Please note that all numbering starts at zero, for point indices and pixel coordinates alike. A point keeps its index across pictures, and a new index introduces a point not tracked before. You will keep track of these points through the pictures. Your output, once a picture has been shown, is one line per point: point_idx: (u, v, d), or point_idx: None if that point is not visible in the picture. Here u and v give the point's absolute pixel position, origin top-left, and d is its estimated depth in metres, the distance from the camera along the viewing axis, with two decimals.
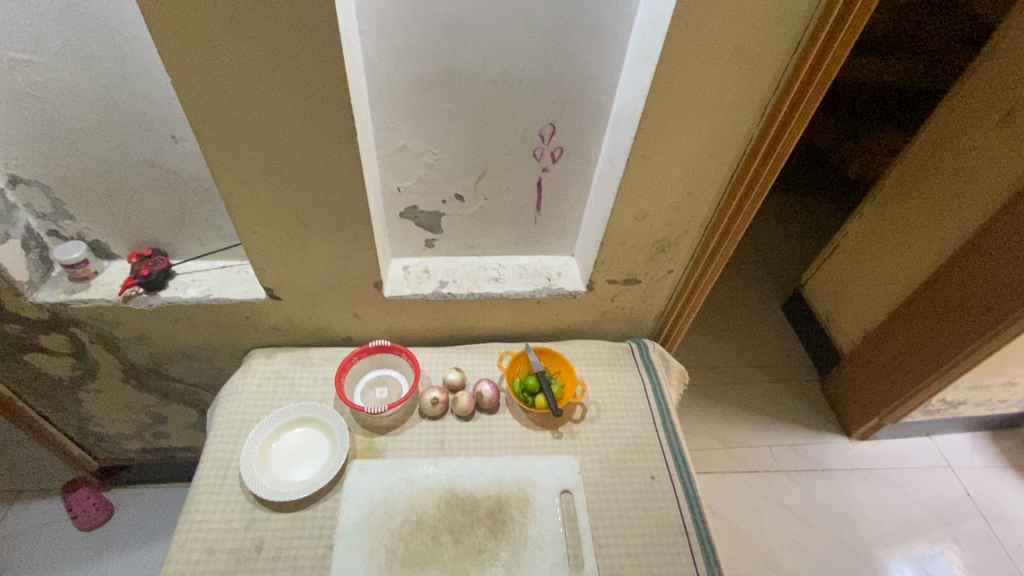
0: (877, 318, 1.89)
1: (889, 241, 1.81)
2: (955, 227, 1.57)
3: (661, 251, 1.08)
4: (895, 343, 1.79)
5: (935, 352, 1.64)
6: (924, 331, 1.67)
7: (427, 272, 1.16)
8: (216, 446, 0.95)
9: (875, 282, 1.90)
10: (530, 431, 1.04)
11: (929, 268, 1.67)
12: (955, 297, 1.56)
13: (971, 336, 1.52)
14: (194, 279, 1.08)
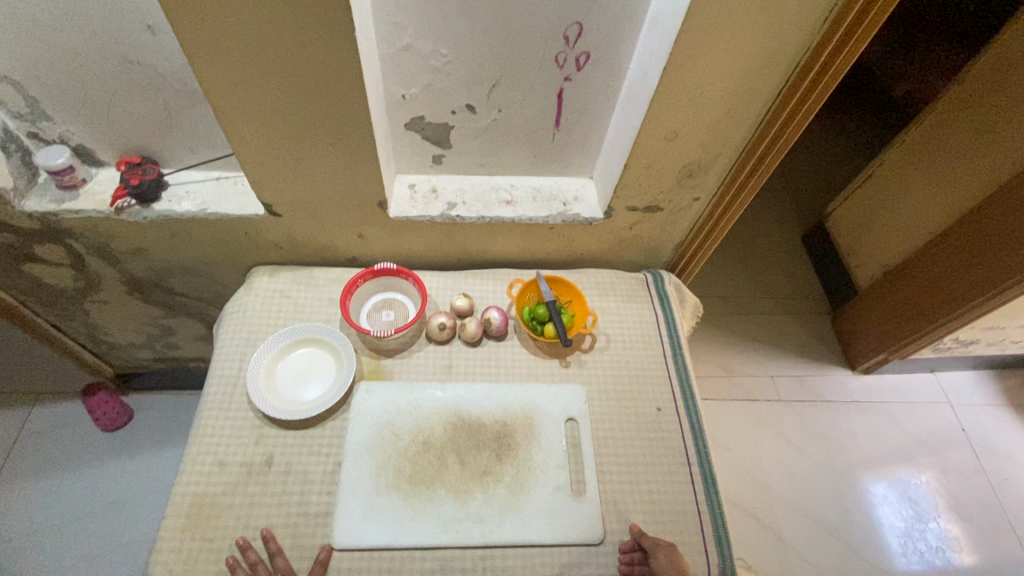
0: (899, 256, 1.83)
1: (925, 175, 1.70)
2: (1000, 162, 1.46)
3: (689, 176, 1.00)
4: (913, 283, 1.74)
5: (954, 294, 1.60)
6: (944, 272, 1.63)
7: (435, 191, 1.09)
8: (222, 364, 0.95)
9: (901, 218, 1.81)
10: (537, 360, 1.03)
11: (963, 205, 1.58)
12: (986, 238, 1.49)
13: (994, 278, 1.47)
14: (189, 191, 1.02)
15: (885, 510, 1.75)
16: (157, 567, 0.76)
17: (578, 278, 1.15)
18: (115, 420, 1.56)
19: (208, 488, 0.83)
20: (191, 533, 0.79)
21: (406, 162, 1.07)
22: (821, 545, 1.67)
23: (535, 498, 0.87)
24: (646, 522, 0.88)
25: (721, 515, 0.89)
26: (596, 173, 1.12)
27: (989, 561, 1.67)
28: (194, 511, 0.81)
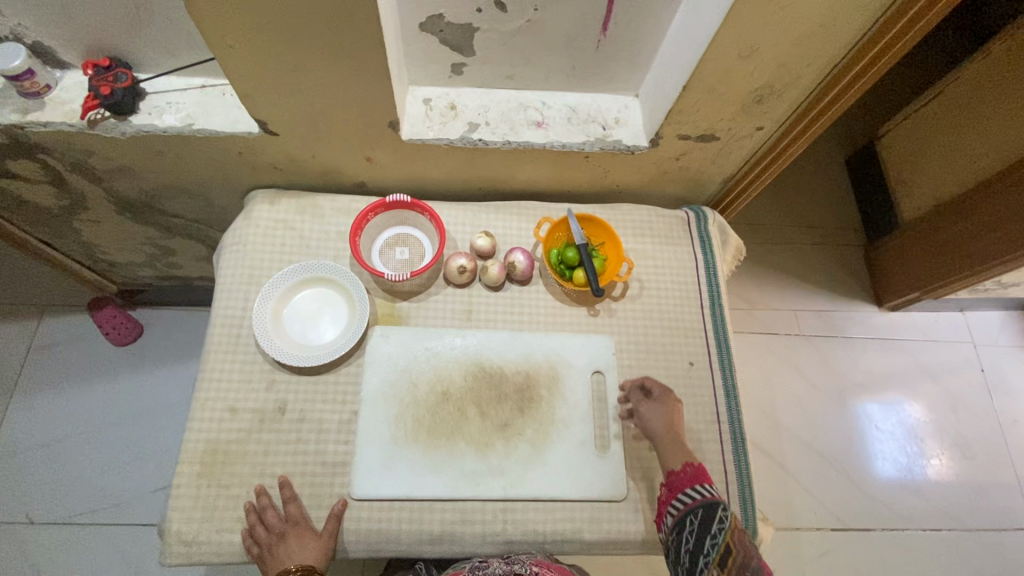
0: (950, 187, 1.63)
1: (999, 95, 1.44)
2: None
3: (757, 101, 0.84)
4: (964, 221, 1.57)
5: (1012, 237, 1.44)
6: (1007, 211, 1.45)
7: (453, 108, 0.93)
8: (225, 303, 0.88)
9: (958, 144, 1.58)
10: (564, 306, 0.95)
11: None
12: None
13: None
14: (170, 102, 0.88)
15: (878, 448, 1.76)
16: (176, 512, 0.76)
17: (612, 214, 1.03)
18: (127, 335, 1.54)
19: (221, 434, 0.80)
20: (208, 479, 0.78)
21: (420, 72, 0.90)
22: (821, 476, 1.70)
23: (559, 453, 0.84)
24: None
25: (747, 473, 0.87)
26: (644, 91, 0.95)
27: (982, 496, 1.71)
28: (209, 458, 0.79)
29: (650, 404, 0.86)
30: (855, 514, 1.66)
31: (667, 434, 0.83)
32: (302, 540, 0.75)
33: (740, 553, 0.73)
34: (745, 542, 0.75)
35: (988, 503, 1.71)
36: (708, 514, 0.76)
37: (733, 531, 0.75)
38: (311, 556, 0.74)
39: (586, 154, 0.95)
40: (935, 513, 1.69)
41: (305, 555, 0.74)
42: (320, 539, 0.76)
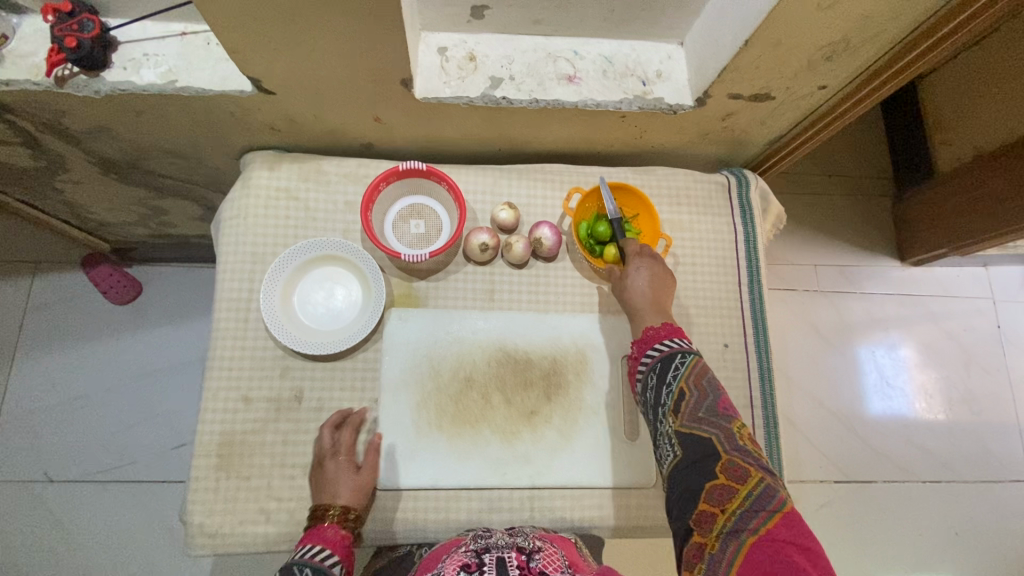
0: (974, 141, 1.48)
1: None
2: None
3: (827, 59, 0.73)
4: (982, 182, 1.45)
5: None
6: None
7: (472, 58, 0.82)
8: (229, 284, 0.81)
9: (990, 94, 1.39)
10: (592, 284, 0.89)
11: None
12: None
13: None
14: (148, 53, 0.76)
15: (879, 402, 1.69)
16: (196, 505, 0.74)
17: (645, 179, 0.94)
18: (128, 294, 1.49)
19: (236, 425, 0.76)
20: (226, 472, 0.75)
21: (435, 16, 0.77)
22: (826, 432, 1.66)
23: (587, 439, 0.82)
24: None
25: (777, 460, 0.85)
26: (691, 40, 0.83)
27: (984, 448, 1.68)
28: (226, 450, 0.76)
29: (636, 261, 0.82)
30: (854, 465, 1.64)
31: (648, 300, 0.81)
32: (351, 471, 0.74)
33: (694, 399, 0.69)
34: (705, 385, 0.70)
35: (988, 455, 1.67)
36: (665, 364, 0.73)
37: (689, 375, 0.71)
38: (353, 492, 0.73)
39: (622, 113, 0.85)
40: (934, 465, 1.66)
41: (348, 490, 0.73)
42: (366, 480, 0.75)
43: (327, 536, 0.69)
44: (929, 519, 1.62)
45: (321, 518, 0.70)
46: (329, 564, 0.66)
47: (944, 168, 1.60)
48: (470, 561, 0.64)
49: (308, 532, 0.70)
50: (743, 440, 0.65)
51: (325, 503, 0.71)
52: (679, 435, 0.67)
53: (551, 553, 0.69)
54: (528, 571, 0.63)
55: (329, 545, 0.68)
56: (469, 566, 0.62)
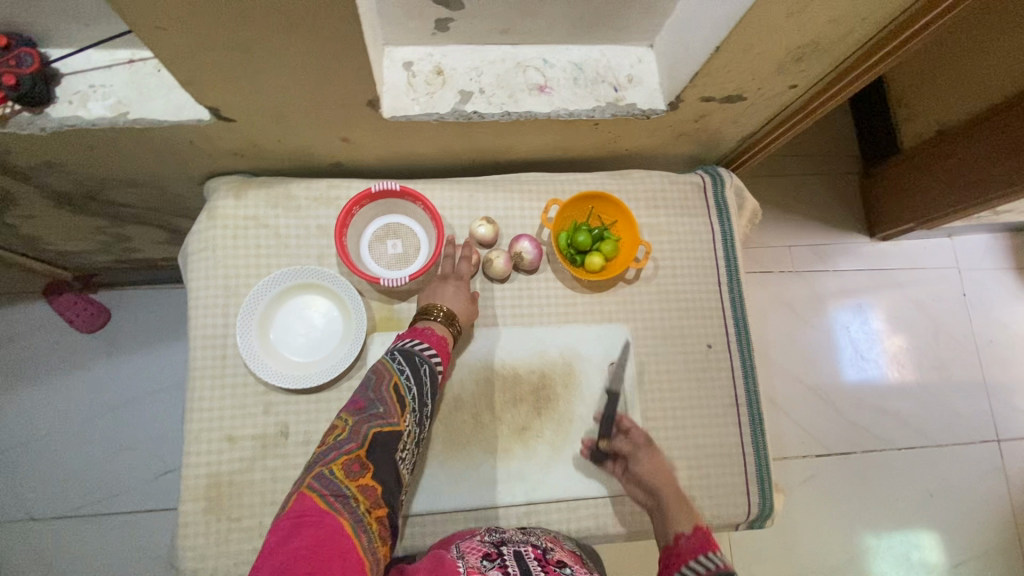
0: (909, 131, 1.62)
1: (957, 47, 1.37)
2: None
3: (796, 61, 0.73)
4: (914, 170, 1.60)
5: (950, 194, 1.49)
6: (948, 168, 1.48)
7: (440, 72, 0.79)
8: (202, 322, 0.78)
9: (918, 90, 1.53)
10: (575, 295, 0.88)
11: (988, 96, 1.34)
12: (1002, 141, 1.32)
13: (997, 185, 1.37)
14: (94, 85, 0.72)
15: (855, 372, 1.75)
16: (188, 551, 0.72)
17: (621, 184, 0.93)
18: (94, 321, 1.44)
19: (222, 466, 0.74)
20: (216, 514, 0.73)
21: (399, 31, 0.74)
22: (807, 409, 1.70)
23: (580, 450, 0.82)
24: (690, 466, 0.85)
25: (765, 456, 0.87)
26: (661, 43, 0.82)
27: (953, 411, 1.75)
28: (213, 492, 0.74)
29: (637, 452, 0.81)
30: (836, 440, 1.69)
31: (665, 485, 0.79)
32: (459, 288, 0.82)
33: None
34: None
35: (957, 418, 1.75)
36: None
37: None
38: (455, 303, 0.80)
39: (596, 120, 0.84)
40: (908, 432, 1.72)
41: (453, 300, 0.80)
42: (468, 299, 0.82)
43: (429, 333, 0.77)
44: (905, 483, 1.69)
45: (428, 317, 0.78)
46: (435, 360, 0.75)
47: (909, 142, 1.63)
48: (490, 550, 0.68)
49: (412, 329, 0.78)
50: None
51: (432, 304, 0.79)
52: None
53: (563, 549, 0.73)
54: (546, 561, 0.67)
55: (431, 341, 0.76)
56: (491, 555, 0.66)
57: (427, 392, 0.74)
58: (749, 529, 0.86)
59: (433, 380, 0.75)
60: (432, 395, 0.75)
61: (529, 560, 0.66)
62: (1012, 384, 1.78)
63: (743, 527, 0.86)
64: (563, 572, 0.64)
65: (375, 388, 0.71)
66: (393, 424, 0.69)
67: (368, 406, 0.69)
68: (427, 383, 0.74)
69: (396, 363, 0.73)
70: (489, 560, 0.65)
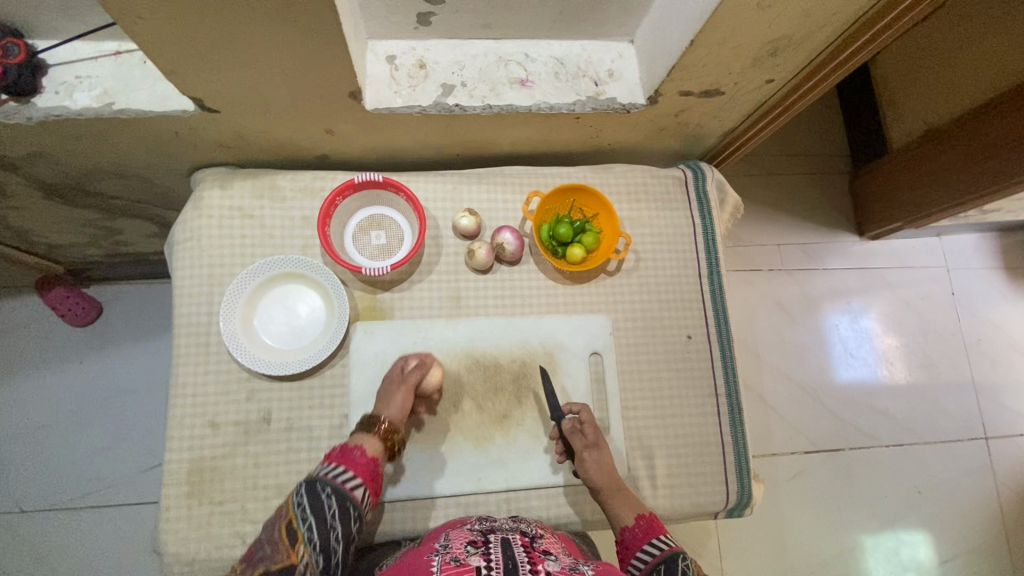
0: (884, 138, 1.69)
1: (923, 62, 1.45)
2: (993, 74, 1.29)
3: (770, 55, 0.75)
4: (885, 178, 1.69)
5: (913, 203, 1.59)
6: (910, 178, 1.59)
7: (423, 65, 0.80)
8: (186, 310, 0.79)
9: (892, 101, 1.61)
10: (557, 286, 0.90)
11: (944, 112, 1.44)
12: (956, 157, 1.43)
13: (951, 197, 1.47)
14: (80, 76, 0.73)
15: (844, 370, 1.76)
16: (169, 534, 0.73)
17: (604, 177, 0.95)
18: (88, 314, 1.44)
19: (205, 452, 0.75)
20: (198, 499, 0.74)
21: (380, 24, 0.75)
22: (796, 405, 1.72)
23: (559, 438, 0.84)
24: (669, 454, 0.86)
25: (744, 444, 0.88)
26: (640, 38, 0.83)
27: (940, 408, 1.76)
28: (196, 477, 0.75)
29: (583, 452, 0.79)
30: (825, 437, 1.71)
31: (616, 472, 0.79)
32: (405, 399, 0.77)
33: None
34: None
35: (944, 416, 1.76)
36: (671, 565, 0.69)
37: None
38: (397, 418, 0.76)
39: (577, 114, 0.85)
40: (896, 429, 1.73)
41: (394, 416, 0.76)
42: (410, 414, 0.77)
43: (357, 457, 0.72)
44: (893, 480, 1.70)
45: (364, 433, 0.74)
46: (350, 485, 0.70)
47: (897, 143, 1.64)
48: (477, 537, 0.68)
49: (342, 447, 0.73)
50: None
51: (375, 417, 0.75)
52: None
53: (552, 538, 0.73)
54: (531, 548, 0.67)
55: (358, 469, 0.71)
56: (476, 542, 0.67)
57: (333, 522, 0.67)
58: (729, 517, 0.87)
59: (341, 506, 0.68)
60: (342, 522, 0.68)
61: (513, 546, 0.66)
62: (999, 382, 1.79)
63: (721, 515, 0.87)
64: (547, 558, 0.64)
65: (272, 525, 0.68)
66: (281, 561, 0.65)
67: (260, 549, 0.67)
68: (330, 511, 0.67)
69: (294, 496, 0.69)
70: (474, 547, 0.65)
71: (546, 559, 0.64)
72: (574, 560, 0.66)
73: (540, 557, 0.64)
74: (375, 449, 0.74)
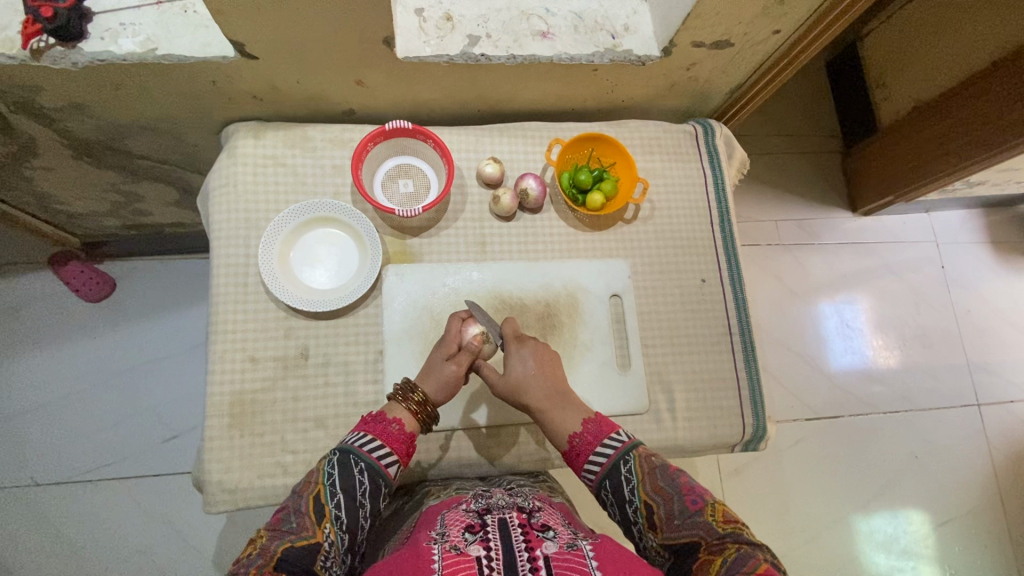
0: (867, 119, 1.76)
1: (905, 44, 1.52)
2: (967, 55, 1.37)
3: (778, 3, 0.79)
4: (865, 159, 1.76)
5: (891, 181, 1.66)
6: (890, 158, 1.66)
7: (450, 18, 0.84)
8: (225, 252, 0.82)
9: (874, 84, 1.68)
10: (577, 233, 0.94)
11: (921, 93, 1.52)
12: (931, 135, 1.50)
13: (923, 174, 1.54)
14: (124, 23, 0.76)
15: (842, 346, 1.76)
16: (213, 463, 0.76)
17: (618, 132, 0.99)
18: (102, 286, 1.45)
19: (245, 385, 0.78)
20: (239, 429, 0.77)
21: None
22: (797, 375, 1.72)
23: (583, 373, 0.88)
24: (687, 390, 0.90)
25: (758, 381, 0.92)
26: None
27: (938, 381, 1.77)
28: (237, 409, 0.77)
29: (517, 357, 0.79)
30: (826, 405, 1.71)
31: (534, 393, 0.77)
32: (455, 376, 0.77)
33: (661, 507, 0.68)
34: (663, 486, 0.69)
35: (940, 386, 1.76)
36: (614, 479, 0.71)
37: (645, 481, 0.70)
38: (443, 394, 0.76)
39: (595, 67, 0.90)
40: (894, 398, 1.74)
41: (440, 392, 0.76)
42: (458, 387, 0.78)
43: (391, 431, 0.72)
44: (892, 448, 1.70)
45: (402, 404, 0.74)
46: (384, 463, 0.70)
47: (886, 122, 1.68)
48: (473, 521, 0.64)
49: (376, 416, 0.73)
50: (722, 523, 0.64)
51: (416, 389, 0.75)
52: (666, 548, 0.67)
53: (550, 512, 0.71)
54: (529, 526, 0.64)
55: (389, 442, 0.72)
56: (473, 527, 0.63)
57: (363, 501, 0.68)
58: (744, 450, 0.92)
59: (373, 484, 0.69)
60: (371, 499, 0.69)
61: (511, 527, 0.62)
62: (993, 353, 1.80)
63: (738, 448, 0.91)
64: (545, 537, 0.61)
65: (300, 496, 0.67)
66: (306, 537, 0.64)
67: (285, 519, 0.65)
68: (361, 489, 0.68)
69: (326, 468, 0.69)
70: (472, 534, 0.61)
71: (544, 539, 0.60)
72: (573, 536, 0.63)
73: (538, 538, 0.60)
74: (412, 425, 0.74)
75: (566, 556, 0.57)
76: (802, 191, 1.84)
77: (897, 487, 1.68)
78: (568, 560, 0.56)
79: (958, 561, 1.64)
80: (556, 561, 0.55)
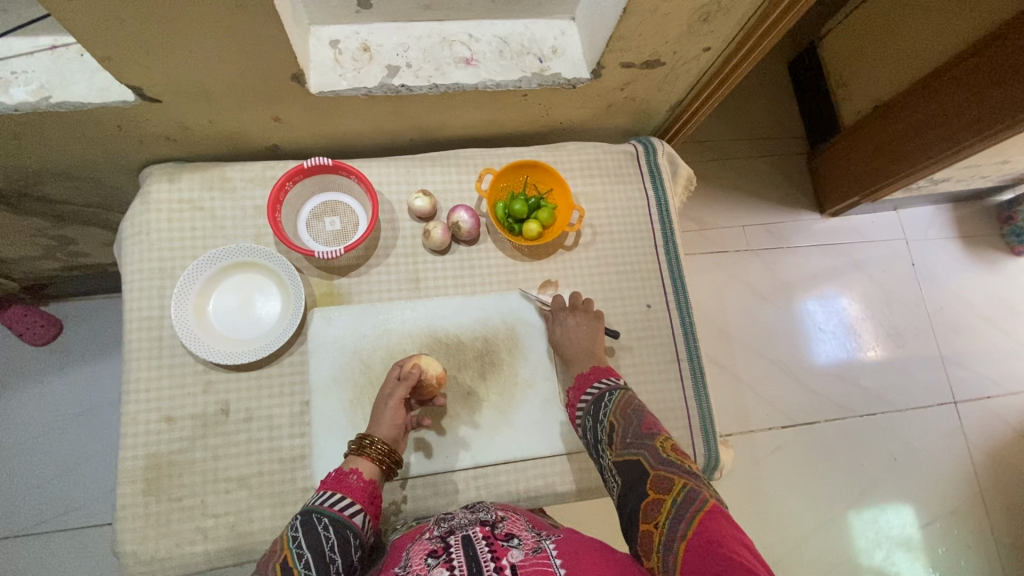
0: (829, 121, 1.74)
1: (864, 44, 1.51)
2: (923, 54, 1.35)
3: (704, 21, 0.77)
4: (830, 161, 1.74)
5: (859, 181, 1.63)
6: (857, 159, 1.63)
7: (367, 49, 0.80)
8: (137, 305, 0.78)
9: (835, 83, 1.67)
10: (516, 263, 0.90)
11: (882, 94, 1.50)
12: (893, 134, 1.48)
13: (889, 174, 1.52)
14: (14, 70, 0.71)
15: (814, 351, 1.74)
16: (127, 534, 0.71)
17: (556, 156, 0.96)
18: (40, 312, 1.38)
19: (161, 446, 0.74)
20: (155, 495, 0.73)
21: (323, 9, 0.75)
22: (770, 383, 1.70)
23: (525, 412, 0.85)
24: None
25: (709, 409, 0.89)
26: (581, 14, 0.84)
27: (912, 380, 1.75)
28: (153, 473, 0.73)
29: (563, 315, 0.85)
30: (801, 413, 1.68)
31: (571, 351, 0.83)
32: (398, 410, 0.74)
33: (622, 426, 0.71)
34: (630, 414, 0.72)
35: (915, 386, 1.74)
36: (596, 405, 0.75)
37: (617, 407, 0.73)
38: (392, 429, 0.73)
39: (524, 91, 0.86)
40: (870, 400, 1.72)
41: (388, 431, 0.73)
42: (401, 421, 0.75)
43: (351, 481, 0.68)
44: (870, 451, 1.68)
45: (358, 455, 0.71)
46: (349, 513, 0.65)
47: (847, 123, 1.66)
48: (436, 546, 0.61)
49: (334, 473, 0.69)
50: (670, 452, 0.66)
51: (369, 436, 0.72)
52: (616, 465, 0.68)
53: (514, 520, 0.68)
54: (493, 538, 0.61)
55: (355, 494, 0.67)
56: (436, 551, 0.59)
57: (333, 556, 0.62)
58: None
59: (341, 536, 0.64)
60: (341, 552, 0.63)
61: (475, 542, 0.60)
62: (967, 349, 1.78)
63: None
64: (511, 545, 0.59)
65: (265, 567, 0.62)
66: None
67: None
68: (329, 543, 0.62)
69: (291, 530, 0.64)
70: (434, 558, 0.58)
71: (509, 548, 0.58)
72: (537, 539, 0.62)
73: (503, 547, 0.58)
74: (373, 472, 0.70)
75: (532, 563, 0.55)
76: (768, 196, 1.82)
77: (878, 492, 1.65)
78: (534, 566, 0.54)
79: (943, 564, 1.61)
80: (521, 568, 0.54)
